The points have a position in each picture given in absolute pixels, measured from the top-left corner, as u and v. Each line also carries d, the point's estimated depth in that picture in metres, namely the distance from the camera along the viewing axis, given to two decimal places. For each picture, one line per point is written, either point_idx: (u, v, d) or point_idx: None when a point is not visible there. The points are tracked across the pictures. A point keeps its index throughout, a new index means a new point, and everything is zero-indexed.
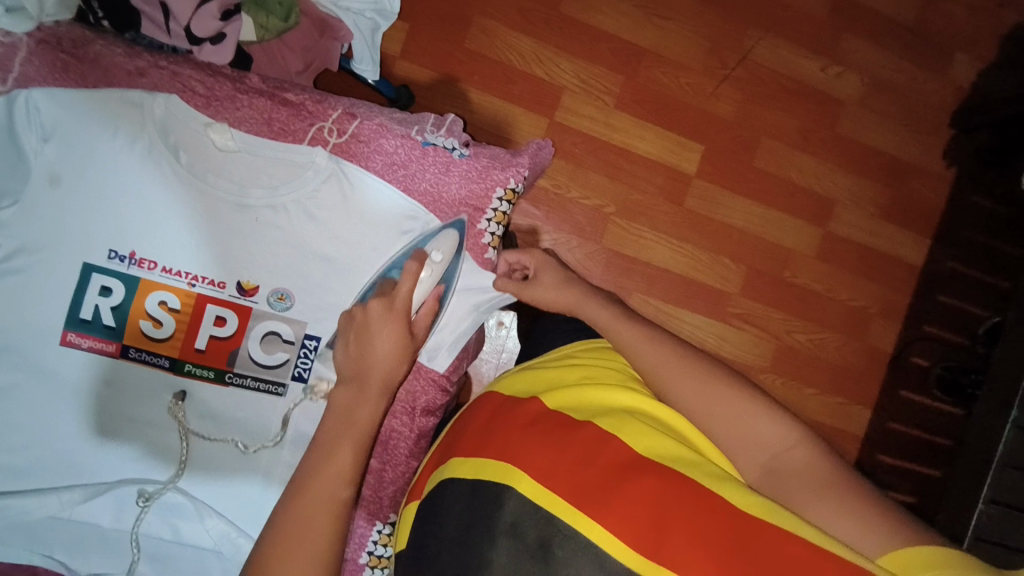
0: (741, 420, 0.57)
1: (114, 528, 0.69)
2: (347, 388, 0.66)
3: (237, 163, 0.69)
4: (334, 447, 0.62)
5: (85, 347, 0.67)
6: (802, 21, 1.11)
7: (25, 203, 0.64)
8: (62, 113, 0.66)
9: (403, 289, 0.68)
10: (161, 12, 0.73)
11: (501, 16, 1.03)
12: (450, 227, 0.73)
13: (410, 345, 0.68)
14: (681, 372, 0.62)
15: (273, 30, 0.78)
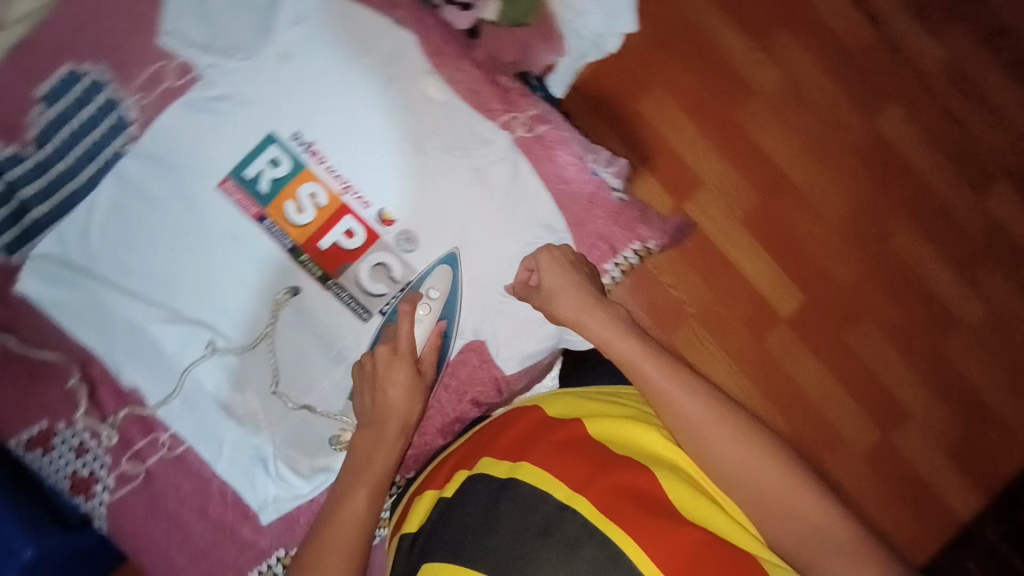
0: (789, 508, 0.55)
1: (172, 356, 0.75)
2: (365, 429, 0.69)
3: (433, 113, 0.74)
4: (352, 486, 0.66)
5: (233, 199, 0.73)
6: (952, 233, 1.11)
7: (251, 64, 0.72)
8: (321, 7, 0.73)
9: (402, 336, 0.71)
10: None
11: (683, 98, 1.09)
12: (443, 261, 0.74)
13: (422, 386, 0.71)
14: (735, 442, 0.58)
15: (511, 21, 0.84)
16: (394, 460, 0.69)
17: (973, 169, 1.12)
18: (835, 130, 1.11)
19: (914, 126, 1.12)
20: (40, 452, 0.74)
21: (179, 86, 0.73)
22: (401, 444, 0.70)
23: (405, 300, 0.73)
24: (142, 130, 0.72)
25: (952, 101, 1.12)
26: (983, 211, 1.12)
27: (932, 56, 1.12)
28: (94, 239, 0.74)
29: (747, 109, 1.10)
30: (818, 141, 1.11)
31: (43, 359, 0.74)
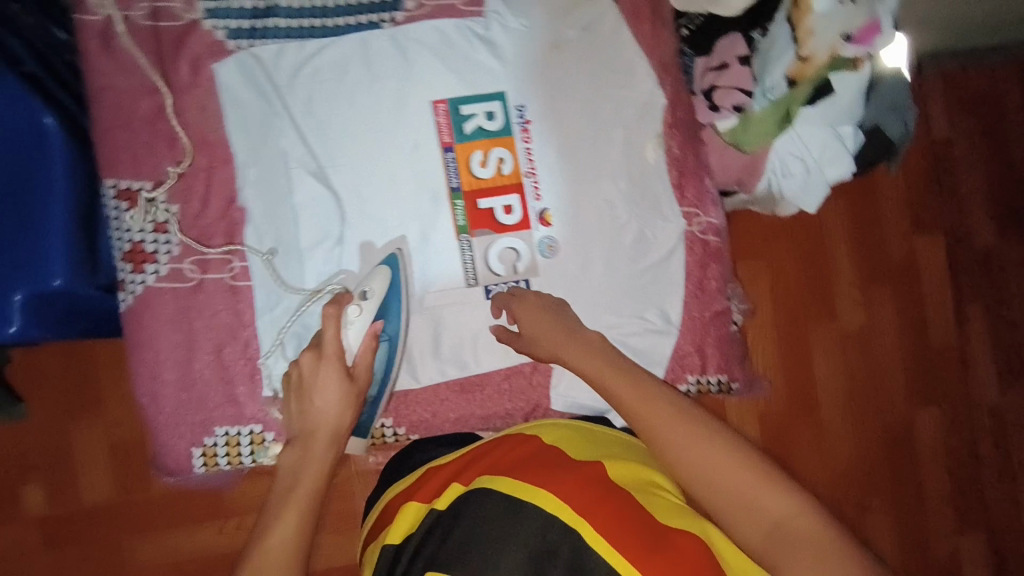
0: (783, 528, 0.51)
1: (292, 204, 0.75)
2: (293, 448, 0.66)
3: (638, 165, 0.78)
4: (274, 516, 0.62)
5: (437, 119, 0.76)
6: (905, 546, 1.28)
7: (526, 32, 0.77)
8: (609, 31, 0.78)
9: (327, 339, 0.65)
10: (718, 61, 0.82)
11: (780, 293, 1.24)
12: (382, 262, 0.72)
13: (354, 391, 0.66)
14: (716, 460, 0.55)
15: (735, 143, 0.86)
16: (323, 477, 0.65)
17: (947, 507, 1.30)
18: (870, 401, 1.28)
19: (941, 433, 1.30)
20: (127, 206, 0.74)
21: (461, 8, 0.77)
22: (337, 450, 0.67)
23: (333, 303, 0.67)
24: (409, 21, 0.77)
25: (976, 428, 1.32)
26: (934, 545, 1.29)
27: (985, 383, 1.33)
28: (304, 72, 0.76)
29: (819, 338, 1.25)
30: (854, 399, 1.27)
31: (191, 133, 0.75)
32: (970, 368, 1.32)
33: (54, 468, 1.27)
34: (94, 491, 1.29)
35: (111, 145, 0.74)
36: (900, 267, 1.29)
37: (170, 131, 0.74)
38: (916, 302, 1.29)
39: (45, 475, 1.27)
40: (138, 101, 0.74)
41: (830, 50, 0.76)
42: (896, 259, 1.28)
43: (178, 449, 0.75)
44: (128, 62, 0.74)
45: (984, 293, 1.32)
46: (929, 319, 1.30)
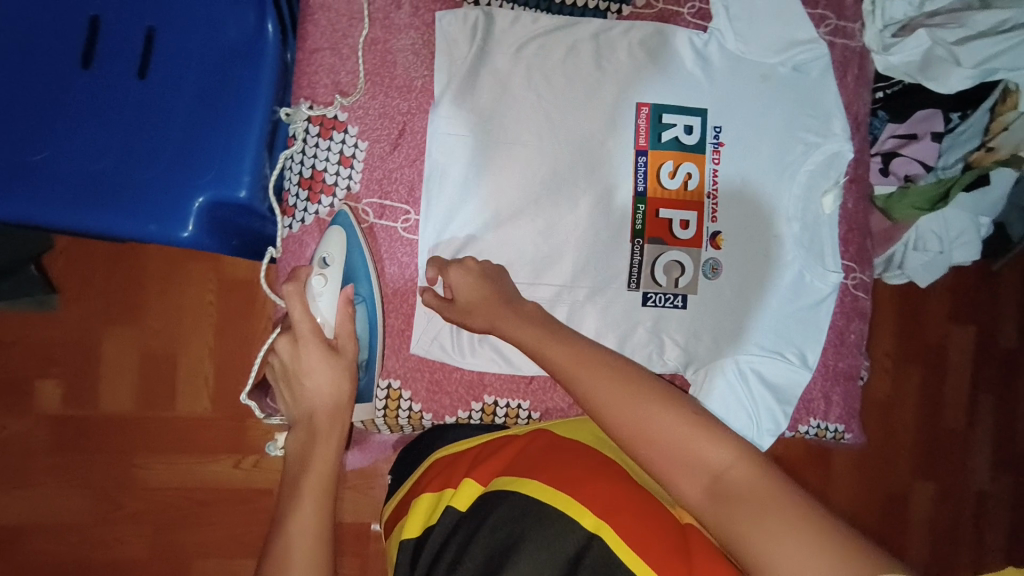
0: (722, 483, 0.47)
1: (476, 170, 0.74)
2: (297, 432, 0.64)
3: (811, 209, 0.79)
4: (294, 496, 0.60)
5: (637, 120, 0.76)
6: None
7: (738, 59, 0.78)
8: (813, 76, 0.80)
9: (298, 321, 0.65)
10: (911, 134, 0.83)
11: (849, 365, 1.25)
12: (333, 223, 0.70)
13: (342, 364, 0.66)
14: (661, 424, 0.50)
15: (884, 209, 0.87)
16: (334, 459, 0.63)
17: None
18: (885, 478, 1.34)
19: (932, 504, 1.36)
20: (317, 131, 0.71)
21: (687, 19, 0.78)
22: (343, 427, 0.65)
23: (292, 280, 0.66)
24: (636, 17, 0.78)
25: (962, 509, 1.37)
26: None
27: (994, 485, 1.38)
28: (525, 47, 0.75)
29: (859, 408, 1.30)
30: (872, 473, 1.33)
31: (398, 74, 0.72)
32: (970, 452, 1.36)
33: (75, 365, 1.09)
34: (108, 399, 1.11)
35: (315, 66, 0.71)
36: (930, 346, 1.34)
37: (377, 67, 0.72)
38: (939, 383, 1.34)
39: (64, 372, 1.09)
40: (354, 27, 0.71)
41: (1013, 149, 0.82)
42: (928, 340, 1.33)
43: None
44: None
45: (996, 384, 1.36)
46: (945, 401, 1.34)
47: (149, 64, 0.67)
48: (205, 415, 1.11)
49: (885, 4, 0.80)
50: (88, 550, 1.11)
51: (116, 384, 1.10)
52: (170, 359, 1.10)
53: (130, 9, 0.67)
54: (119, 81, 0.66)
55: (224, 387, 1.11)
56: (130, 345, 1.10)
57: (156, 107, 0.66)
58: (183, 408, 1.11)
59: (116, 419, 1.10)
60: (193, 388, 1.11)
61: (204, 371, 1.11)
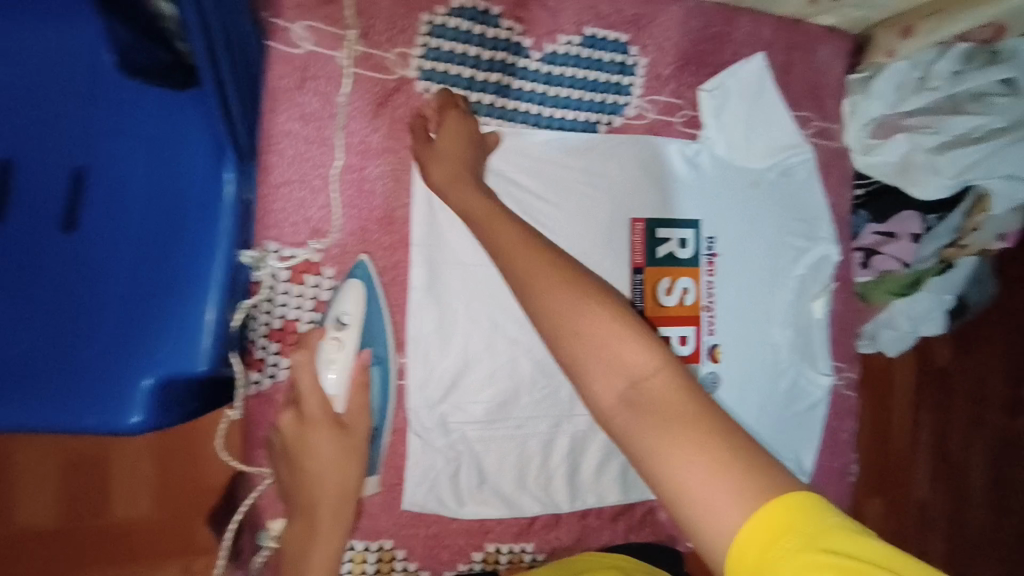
0: (639, 389, 0.38)
1: (464, 303, 0.67)
2: (297, 517, 0.62)
3: (802, 314, 0.79)
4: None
5: (632, 238, 0.73)
6: None
7: (728, 165, 0.76)
8: (800, 180, 0.79)
9: (306, 397, 0.61)
10: (890, 235, 0.83)
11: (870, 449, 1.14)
12: (352, 278, 0.63)
13: (349, 441, 0.62)
14: (623, 355, 0.39)
15: (863, 293, 0.89)
16: (335, 549, 0.62)
17: None
18: None
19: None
20: (288, 276, 0.64)
21: (679, 129, 0.75)
22: (349, 509, 0.63)
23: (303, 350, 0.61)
24: (626, 129, 0.73)
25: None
26: None
27: None
28: (514, 163, 0.69)
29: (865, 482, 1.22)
30: None
31: (377, 204, 0.65)
32: None
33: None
34: None
35: (281, 203, 0.62)
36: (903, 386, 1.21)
37: (355, 199, 0.65)
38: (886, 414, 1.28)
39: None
40: (325, 155, 0.63)
41: (982, 246, 0.82)
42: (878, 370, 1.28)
43: None
44: (322, 110, 0.63)
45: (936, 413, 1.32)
46: None
47: (80, 215, 0.56)
48: (149, 520, 0.82)
49: (865, 106, 0.80)
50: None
51: (20, 495, 0.79)
52: (97, 455, 0.81)
53: (52, 149, 0.56)
54: (44, 238, 0.55)
55: (174, 484, 0.82)
56: (39, 442, 0.80)
57: (93, 268, 0.56)
58: (117, 514, 0.81)
59: (21, 539, 0.79)
60: (131, 487, 0.82)
61: (143, 464, 0.82)
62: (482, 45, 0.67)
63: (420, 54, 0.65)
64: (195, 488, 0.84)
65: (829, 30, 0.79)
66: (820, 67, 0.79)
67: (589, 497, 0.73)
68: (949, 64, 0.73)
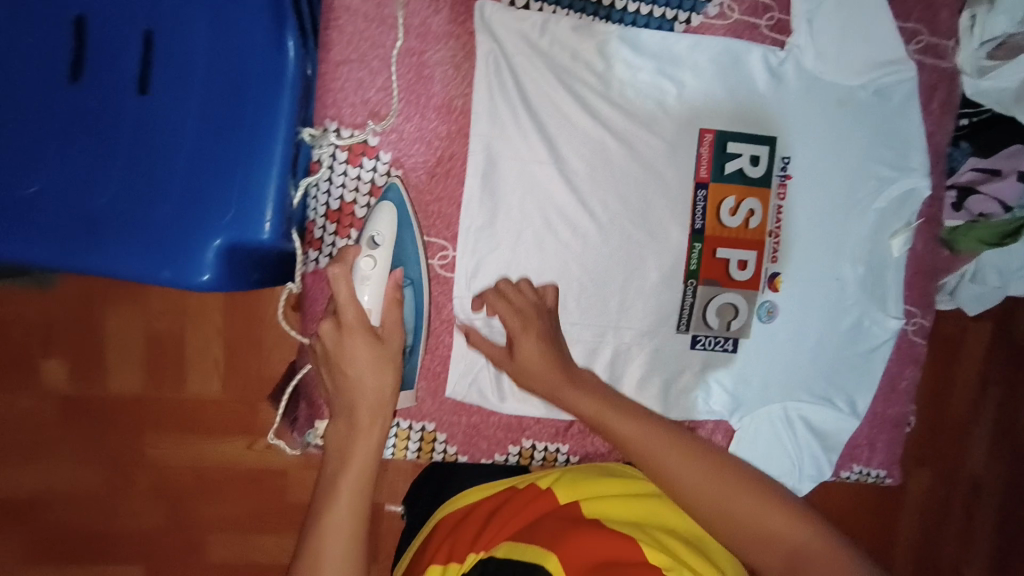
0: (775, 544, 0.55)
1: (520, 195, 0.67)
2: (337, 423, 0.58)
3: (879, 250, 0.73)
4: (334, 485, 0.56)
5: (699, 150, 0.69)
6: None
7: (817, 79, 0.70)
8: (895, 100, 0.71)
9: (344, 306, 0.55)
10: (993, 172, 0.74)
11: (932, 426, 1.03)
12: (386, 199, 0.61)
13: (387, 352, 0.57)
14: (736, 510, 0.57)
15: (947, 241, 0.79)
16: (375, 452, 0.58)
17: None
18: None
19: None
20: (345, 157, 0.64)
21: (765, 33, 0.69)
22: (387, 420, 0.58)
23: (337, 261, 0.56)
24: (705, 30, 0.68)
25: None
26: None
27: None
28: (584, 56, 0.65)
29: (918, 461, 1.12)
30: None
31: (435, 92, 0.64)
32: None
33: (75, 343, 0.98)
34: (119, 378, 0.99)
35: (341, 82, 0.62)
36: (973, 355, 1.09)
37: (413, 85, 0.64)
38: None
39: (64, 350, 0.98)
40: (385, 36, 0.62)
41: None
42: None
43: None
44: None
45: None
46: None
47: (150, 79, 0.58)
48: (216, 397, 1.01)
49: (987, 19, 0.69)
50: (91, 523, 1.03)
51: (120, 364, 0.99)
52: (177, 339, 0.99)
53: (122, 10, 0.57)
54: (116, 99, 0.58)
55: (237, 368, 1.00)
56: (132, 323, 0.98)
57: (161, 131, 0.58)
58: (193, 388, 1.01)
59: (120, 400, 1.00)
60: (203, 368, 1.00)
61: (213, 350, 0.99)
62: None
63: None
64: (250, 374, 1.01)
65: None
66: None
67: None
68: None
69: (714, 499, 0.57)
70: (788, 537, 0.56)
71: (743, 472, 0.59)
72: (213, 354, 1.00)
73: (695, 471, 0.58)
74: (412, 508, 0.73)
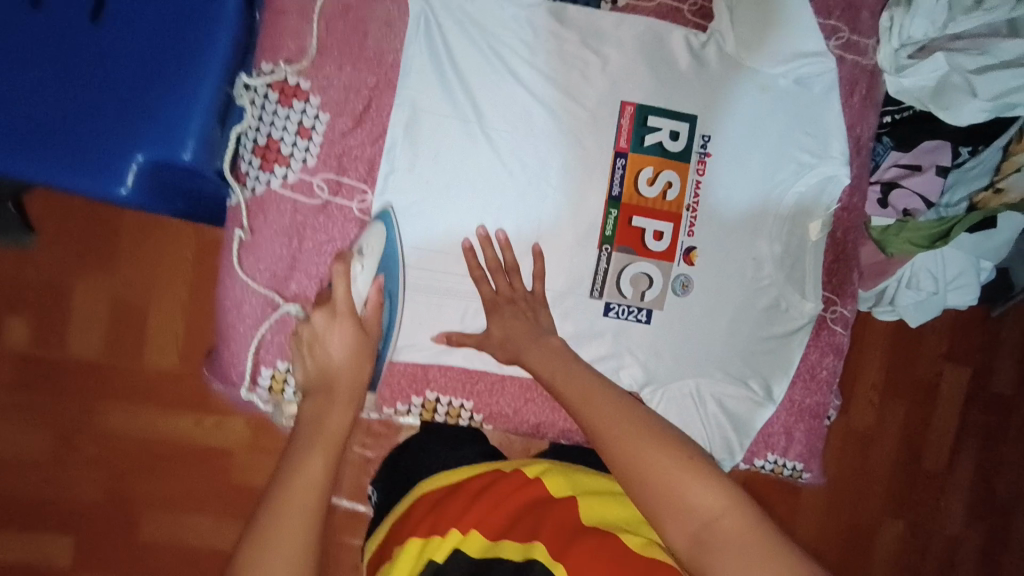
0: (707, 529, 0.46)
1: (442, 148, 0.69)
2: (313, 399, 0.61)
3: (797, 236, 0.75)
4: (307, 453, 0.55)
5: (620, 121, 0.71)
6: None
7: (738, 63, 0.73)
8: (814, 93, 0.74)
9: (338, 295, 0.63)
10: (913, 168, 0.77)
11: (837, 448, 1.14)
12: (376, 219, 0.68)
13: (366, 343, 0.64)
14: (652, 459, 0.50)
15: (880, 241, 0.80)
16: (346, 429, 0.59)
17: None
18: (865, 524, 1.24)
19: (900, 541, 1.25)
20: (276, 98, 0.67)
21: (687, 16, 0.73)
22: (357, 404, 0.62)
23: (339, 260, 0.65)
24: (630, 11, 0.72)
25: (931, 551, 1.26)
26: None
27: (970, 541, 1.27)
28: (513, 24, 0.70)
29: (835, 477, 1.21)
30: (851, 517, 1.23)
31: (368, 45, 0.68)
32: (946, 494, 1.25)
33: (43, 304, 0.99)
34: (84, 342, 1.00)
35: (280, 28, 0.67)
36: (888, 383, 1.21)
37: (346, 37, 0.68)
38: (924, 422, 1.23)
39: (33, 312, 0.99)
40: None
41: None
42: (918, 376, 1.21)
43: (246, 366, 0.70)
44: None
45: (985, 429, 1.24)
46: (926, 445, 1.23)
47: (102, 11, 0.62)
48: (173, 369, 1.01)
49: (905, 21, 0.72)
50: (34, 485, 1.02)
51: (82, 329, 1.00)
52: (141, 310, 1.00)
53: None
54: (70, 23, 0.61)
55: (195, 345, 1.01)
56: (99, 291, 0.99)
57: (104, 56, 0.62)
58: (150, 360, 1.01)
59: (83, 367, 1.00)
60: (161, 341, 1.01)
61: (174, 323, 1.01)
62: None
63: None
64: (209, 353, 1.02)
65: None
66: None
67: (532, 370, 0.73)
68: None
69: (641, 466, 0.50)
70: (710, 512, 0.47)
71: (668, 437, 0.51)
72: (174, 329, 1.01)
73: (616, 426, 0.53)
74: (382, 487, 0.70)
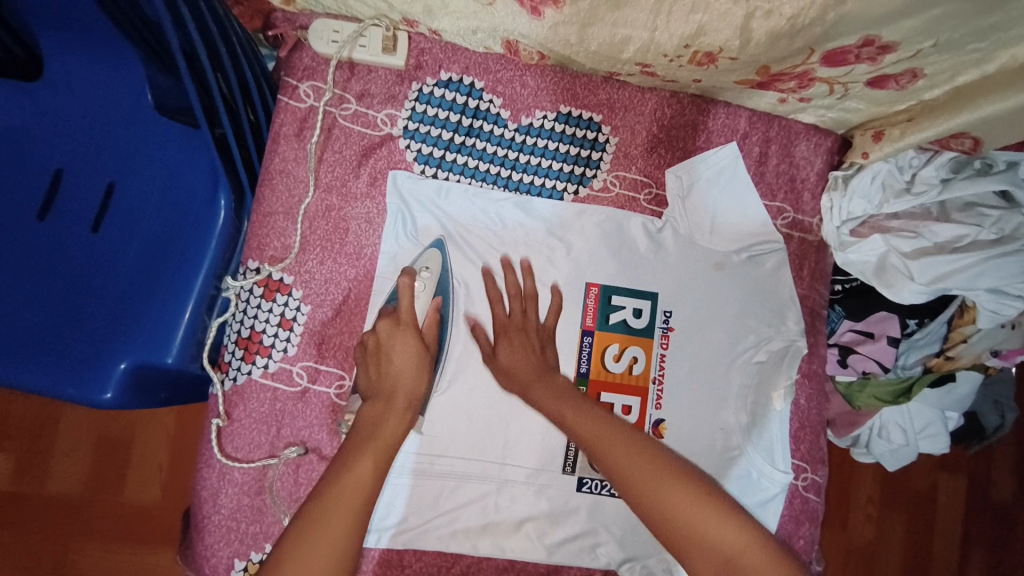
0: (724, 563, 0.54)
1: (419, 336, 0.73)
2: (373, 402, 0.66)
3: (759, 407, 0.77)
4: (358, 454, 0.61)
5: (586, 301, 0.76)
6: None
7: (691, 243, 0.78)
8: (767, 270, 0.79)
9: (401, 305, 0.70)
10: (868, 335, 0.81)
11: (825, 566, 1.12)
12: (434, 244, 0.74)
13: (426, 354, 0.70)
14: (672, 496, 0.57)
15: (846, 395, 0.85)
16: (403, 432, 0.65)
17: None
18: None
19: None
20: (261, 292, 0.71)
21: (644, 205, 0.78)
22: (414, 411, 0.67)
23: (402, 276, 0.71)
24: (591, 202, 0.77)
25: None
26: None
27: None
28: (482, 218, 0.75)
29: None
30: None
31: (349, 240, 0.73)
32: None
33: (26, 439, 0.98)
34: (64, 474, 0.98)
35: (267, 229, 0.71)
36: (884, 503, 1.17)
37: (328, 233, 0.73)
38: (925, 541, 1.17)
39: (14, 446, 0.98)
40: (302, 191, 0.73)
41: (973, 359, 0.80)
42: (913, 492, 1.17)
43: (220, 558, 0.70)
44: (299, 153, 0.73)
45: (987, 545, 1.17)
46: (930, 572, 1.17)
47: (104, 219, 0.68)
48: (153, 504, 0.99)
49: (844, 203, 0.78)
50: None
51: (63, 465, 0.98)
52: (126, 444, 0.99)
53: (93, 163, 0.69)
54: (71, 235, 0.67)
55: (175, 478, 0.99)
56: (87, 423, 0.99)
57: (101, 262, 0.67)
58: (130, 495, 0.98)
59: (59, 502, 0.97)
60: (144, 476, 0.99)
61: (160, 454, 1.00)
62: (462, 113, 0.75)
63: (406, 116, 0.75)
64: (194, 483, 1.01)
65: (810, 125, 0.79)
66: (799, 160, 0.80)
67: (505, 552, 0.73)
68: (936, 171, 0.75)
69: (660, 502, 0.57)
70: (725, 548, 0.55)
71: (682, 476, 0.59)
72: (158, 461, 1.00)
73: (633, 459, 0.60)
74: None
